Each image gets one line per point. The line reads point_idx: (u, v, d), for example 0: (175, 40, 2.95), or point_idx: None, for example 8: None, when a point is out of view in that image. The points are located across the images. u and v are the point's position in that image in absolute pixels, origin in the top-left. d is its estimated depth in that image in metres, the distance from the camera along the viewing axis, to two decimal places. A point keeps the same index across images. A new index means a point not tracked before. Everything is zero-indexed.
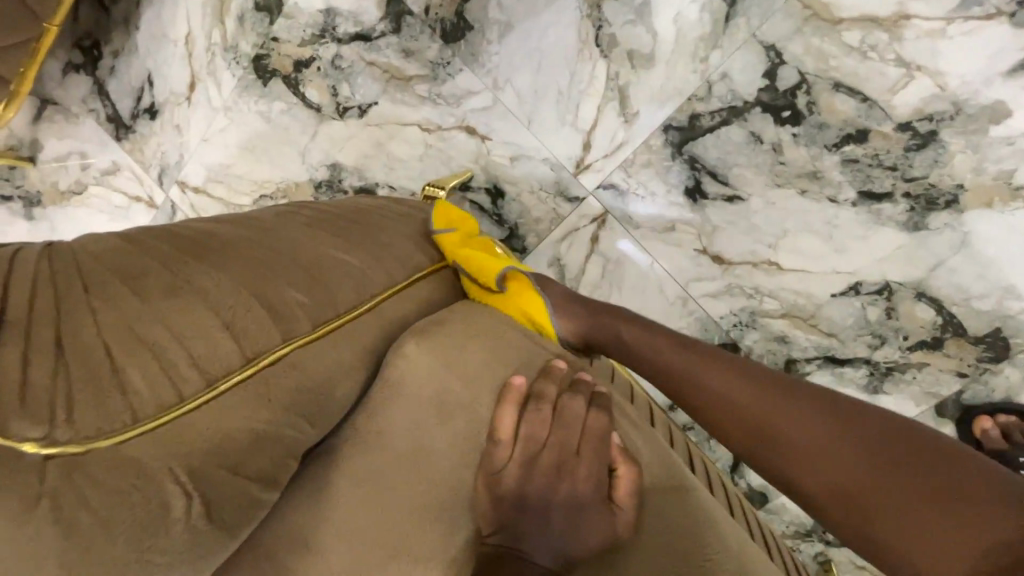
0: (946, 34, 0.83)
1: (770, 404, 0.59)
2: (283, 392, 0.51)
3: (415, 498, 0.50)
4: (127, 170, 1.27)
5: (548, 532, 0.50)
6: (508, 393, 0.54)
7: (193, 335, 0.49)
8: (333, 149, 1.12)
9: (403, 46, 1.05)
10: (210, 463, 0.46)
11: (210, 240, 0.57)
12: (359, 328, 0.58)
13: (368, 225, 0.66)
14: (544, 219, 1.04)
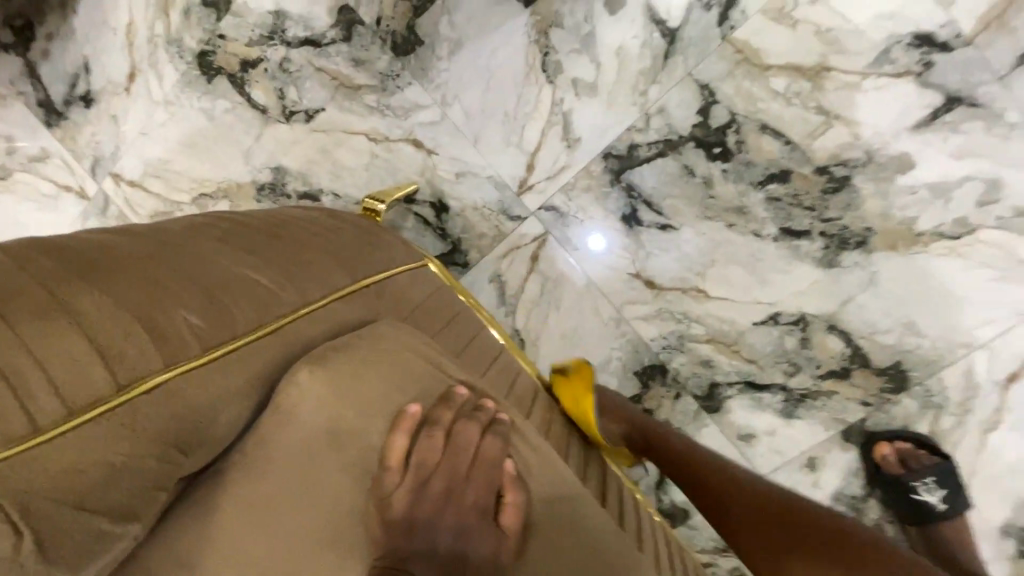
0: (861, 87, 0.90)
1: (771, 529, 0.74)
2: (154, 424, 0.46)
3: (297, 524, 0.49)
4: (57, 159, 1.22)
5: (434, 554, 0.50)
6: (402, 419, 0.53)
7: (56, 358, 0.43)
8: (278, 152, 1.11)
9: (353, 54, 1.05)
10: (56, 499, 0.41)
11: (89, 249, 0.52)
12: (257, 351, 0.54)
13: (280, 245, 0.63)
14: (486, 235, 1.06)
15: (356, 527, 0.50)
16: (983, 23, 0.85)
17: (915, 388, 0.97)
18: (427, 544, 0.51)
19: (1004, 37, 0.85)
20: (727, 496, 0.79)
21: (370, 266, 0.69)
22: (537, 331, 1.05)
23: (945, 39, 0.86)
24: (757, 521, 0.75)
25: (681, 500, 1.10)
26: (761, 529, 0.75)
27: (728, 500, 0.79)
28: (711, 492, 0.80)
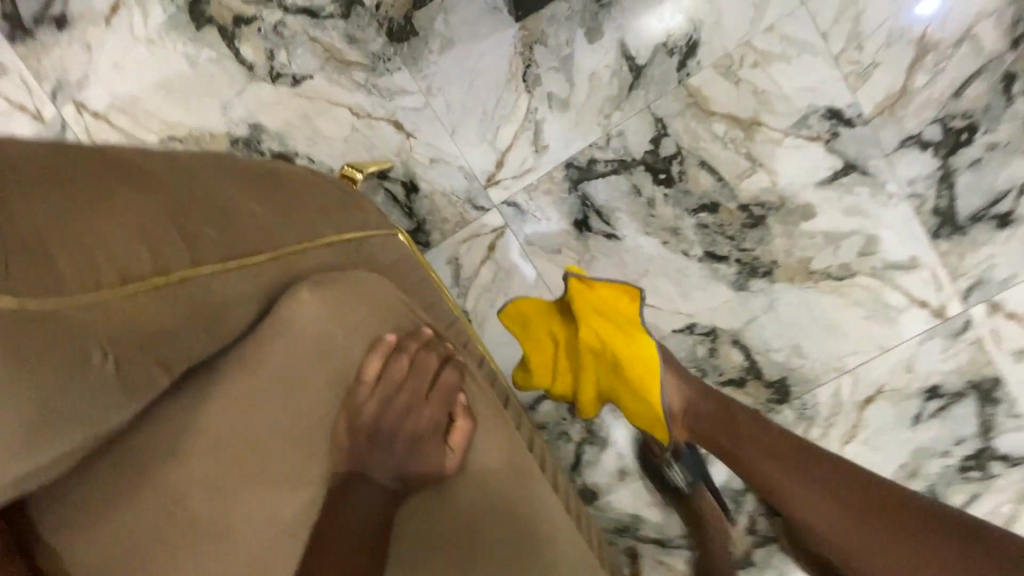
0: (782, 143, 1.07)
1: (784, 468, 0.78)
2: (190, 300, 0.53)
3: (278, 424, 0.56)
4: (14, 76, 1.18)
5: (392, 452, 0.61)
6: (377, 344, 0.61)
7: (111, 231, 0.48)
8: (258, 109, 1.14)
9: (349, 32, 1.11)
10: (125, 339, 0.48)
11: (121, 157, 0.56)
12: (265, 268, 0.60)
13: (280, 193, 0.69)
14: (451, 219, 1.14)
15: (326, 430, 0.58)
16: (879, 109, 1.05)
17: (793, 401, 1.15)
18: (388, 442, 0.61)
19: (892, 123, 1.05)
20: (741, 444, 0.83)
21: (355, 222, 0.77)
22: (485, 313, 1.16)
23: (849, 116, 1.05)
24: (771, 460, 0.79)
25: (592, 482, 1.23)
26: (771, 467, 0.79)
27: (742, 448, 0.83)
28: (756, 451, 0.81)
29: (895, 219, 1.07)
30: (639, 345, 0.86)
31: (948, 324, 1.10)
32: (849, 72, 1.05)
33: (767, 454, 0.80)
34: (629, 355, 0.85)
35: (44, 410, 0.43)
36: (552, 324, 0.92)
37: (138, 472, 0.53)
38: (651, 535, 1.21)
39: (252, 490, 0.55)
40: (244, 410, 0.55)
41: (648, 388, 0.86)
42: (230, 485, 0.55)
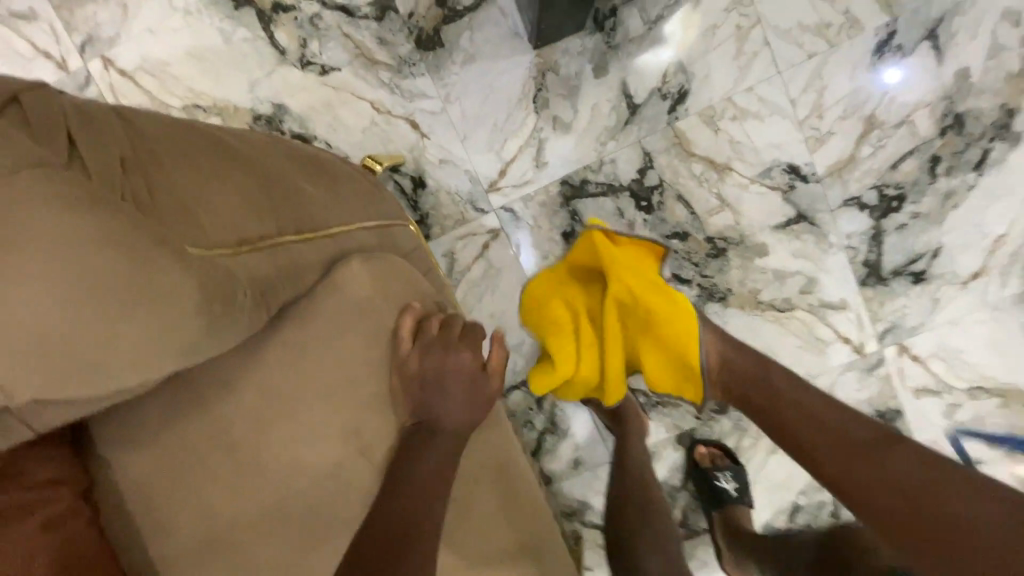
0: (748, 189, 1.24)
1: (833, 441, 0.80)
2: (283, 260, 0.67)
3: (322, 369, 0.70)
4: (45, 24, 1.22)
5: (416, 408, 0.72)
6: (408, 315, 0.73)
7: (227, 206, 0.64)
8: (284, 91, 1.22)
9: (380, 35, 1.20)
10: (250, 286, 0.63)
11: (228, 147, 0.72)
12: (330, 241, 0.73)
13: (337, 185, 0.81)
14: (452, 217, 1.26)
15: (359, 383, 0.71)
16: (831, 171, 1.22)
17: (731, 412, 1.32)
18: (413, 401, 0.72)
19: (840, 185, 1.23)
20: (788, 413, 0.88)
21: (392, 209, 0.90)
22: (472, 305, 1.28)
23: (806, 173, 1.23)
24: (819, 433, 0.82)
25: (548, 469, 1.36)
26: (819, 438, 0.82)
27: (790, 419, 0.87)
28: (803, 423, 0.85)
29: (831, 266, 1.26)
30: (661, 296, 0.95)
31: (866, 359, 1.29)
32: (810, 136, 1.21)
33: (814, 427, 0.83)
34: (652, 302, 0.94)
35: (211, 330, 0.61)
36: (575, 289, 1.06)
37: (212, 391, 0.70)
38: (596, 522, 1.35)
39: (296, 420, 0.70)
40: (299, 355, 0.70)
41: (673, 335, 0.94)
42: (281, 412, 0.70)
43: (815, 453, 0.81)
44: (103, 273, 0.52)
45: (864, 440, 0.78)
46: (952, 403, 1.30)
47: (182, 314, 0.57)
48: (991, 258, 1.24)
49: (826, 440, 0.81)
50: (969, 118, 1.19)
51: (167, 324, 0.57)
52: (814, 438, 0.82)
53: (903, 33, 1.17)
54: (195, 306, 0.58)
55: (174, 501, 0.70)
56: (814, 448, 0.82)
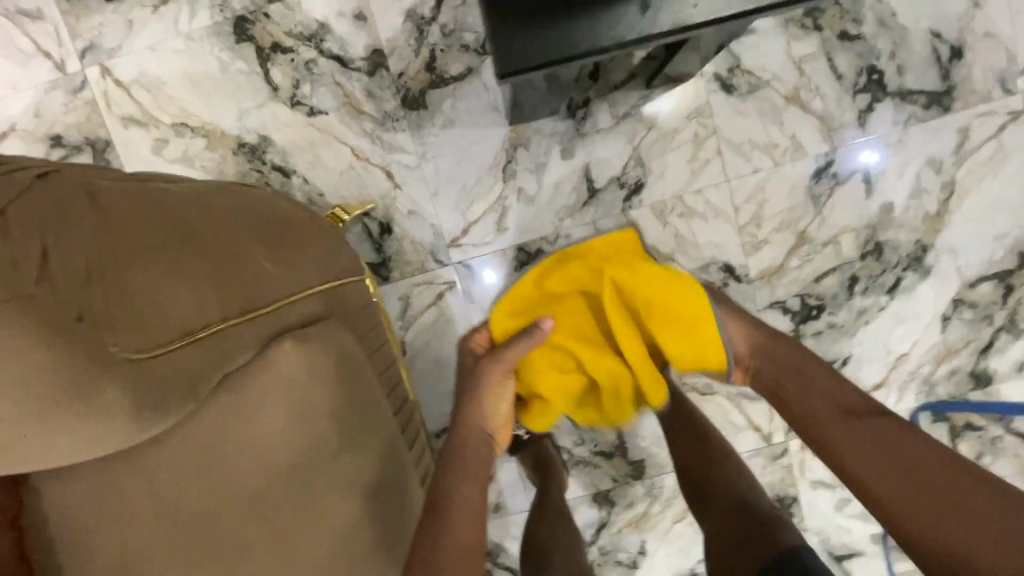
0: None
1: (835, 412, 0.84)
2: (218, 346, 0.74)
3: (246, 434, 0.77)
4: (50, 25, 1.28)
5: (323, 480, 0.79)
6: (332, 393, 0.79)
7: (172, 297, 0.71)
8: (271, 125, 1.30)
9: (370, 88, 1.28)
10: (181, 384, 0.71)
11: (190, 217, 0.77)
12: (274, 318, 0.79)
13: (296, 258, 0.86)
14: (412, 263, 1.35)
15: (276, 450, 0.78)
16: (762, 275, 1.34)
17: (645, 478, 1.43)
18: (322, 473, 0.79)
19: (768, 288, 1.35)
20: (789, 386, 0.91)
21: (346, 266, 0.98)
22: (419, 347, 1.37)
23: (740, 274, 1.34)
24: (821, 405, 0.87)
25: None
26: (821, 407, 0.86)
27: (790, 389, 0.91)
28: (799, 389, 0.90)
29: None
30: (645, 277, 1.04)
31: (771, 447, 1.41)
32: (747, 241, 1.33)
33: (813, 395, 0.88)
34: (633, 289, 1.04)
35: (141, 427, 0.70)
36: (566, 302, 1.11)
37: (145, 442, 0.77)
38: (507, 563, 1.44)
39: (218, 476, 0.77)
40: (228, 417, 0.77)
41: (678, 309, 1.03)
42: (206, 466, 0.77)
43: (813, 421, 0.86)
44: (58, 389, 0.63)
45: (867, 415, 0.82)
46: (843, 496, 1.43)
47: (114, 421, 0.68)
48: (892, 373, 1.37)
49: (823, 409, 0.86)
50: (887, 246, 1.33)
51: (103, 428, 0.68)
52: (812, 406, 0.87)
53: (839, 163, 1.29)
54: (128, 415, 0.68)
55: (98, 532, 0.78)
56: (812, 417, 0.86)
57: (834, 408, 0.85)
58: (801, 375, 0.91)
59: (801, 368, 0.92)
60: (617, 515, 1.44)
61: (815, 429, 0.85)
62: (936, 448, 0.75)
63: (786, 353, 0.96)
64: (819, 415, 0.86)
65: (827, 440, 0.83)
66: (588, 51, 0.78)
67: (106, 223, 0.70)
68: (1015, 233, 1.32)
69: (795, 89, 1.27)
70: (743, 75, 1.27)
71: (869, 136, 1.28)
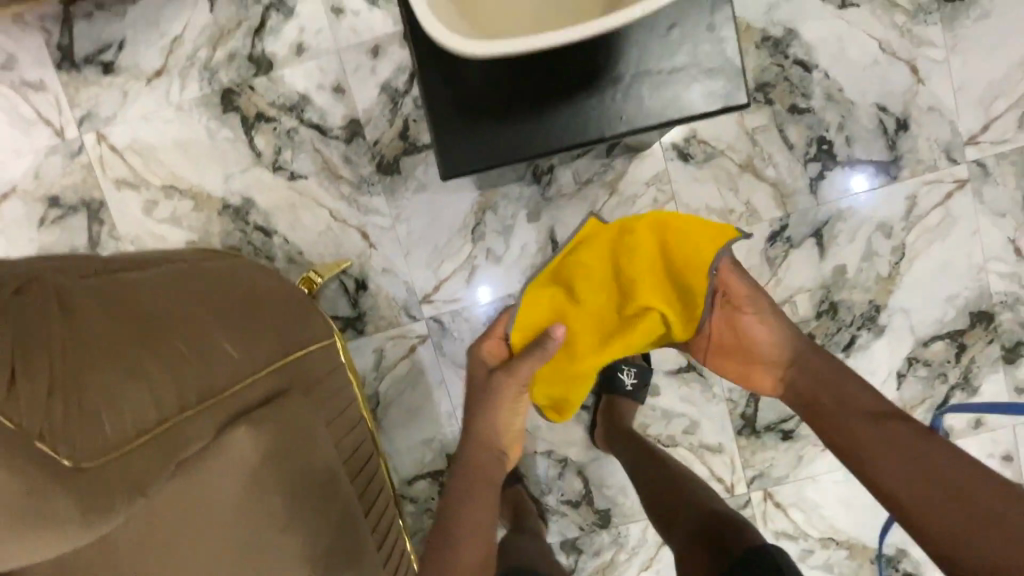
0: None
1: (863, 426, 0.93)
2: (169, 445, 0.74)
3: (196, 511, 0.81)
4: (51, 95, 1.37)
5: (271, 552, 0.84)
6: (280, 473, 0.83)
7: (128, 398, 0.71)
8: (254, 188, 1.38)
9: (347, 155, 1.37)
10: (132, 483, 0.70)
11: (148, 312, 0.79)
12: (227, 405, 0.81)
13: (253, 339, 0.90)
14: (386, 318, 1.41)
15: (224, 527, 0.82)
16: None
17: (612, 527, 1.47)
18: (270, 547, 0.84)
19: None
20: (818, 395, 0.99)
21: (305, 338, 1.03)
22: (392, 398, 1.43)
23: None
24: (848, 414, 0.95)
25: None
26: (849, 419, 0.94)
27: (819, 398, 0.99)
28: (828, 401, 0.98)
29: (712, 413, 1.43)
30: (647, 242, 1.09)
31: (735, 499, 1.45)
32: None
33: (840, 404, 0.97)
34: (640, 246, 1.09)
35: (86, 529, 0.67)
36: (587, 274, 1.10)
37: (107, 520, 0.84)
38: None
39: (175, 545, 0.83)
40: (184, 496, 0.82)
41: (679, 260, 1.07)
42: (163, 539, 0.83)
43: (844, 431, 0.94)
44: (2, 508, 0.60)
45: (896, 426, 0.90)
46: (806, 547, 1.46)
47: (63, 531, 0.65)
48: None
49: (854, 419, 0.94)
50: (842, 306, 1.37)
51: (45, 539, 0.64)
52: (843, 415, 0.95)
53: (793, 227, 1.35)
54: (75, 522, 0.65)
55: None
56: (842, 428, 0.95)
57: (864, 418, 0.93)
58: (826, 384, 1.00)
59: (827, 377, 1.00)
60: (584, 563, 1.48)
61: (846, 441, 0.93)
62: (961, 458, 0.85)
63: (812, 359, 1.03)
64: (849, 425, 0.94)
65: (860, 451, 0.91)
66: (521, 156, 0.99)
67: (62, 328, 0.69)
68: (966, 294, 1.36)
69: (748, 158, 1.33)
70: (698, 145, 1.34)
71: (821, 202, 1.34)
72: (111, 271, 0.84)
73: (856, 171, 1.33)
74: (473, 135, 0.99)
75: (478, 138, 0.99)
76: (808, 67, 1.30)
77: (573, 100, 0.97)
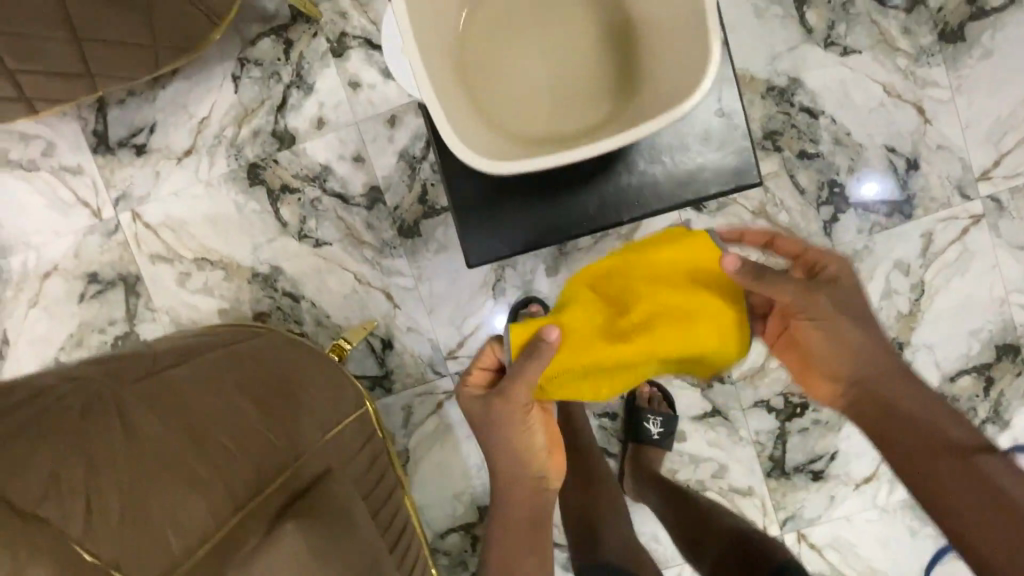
0: (671, 382, 1.42)
1: (934, 452, 0.84)
2: (225, 547, 0.73)
3: None
4: (88, 178, 1.44)
5: None
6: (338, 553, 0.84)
7: (183, 508, 0.72)
8: (282, 257, 1.44)
9: (369, 220, 1.41)
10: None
11: (195, 416, 0.82)
12: (270, 498, 0.83)
13: (291, 425, 0.94)
14: (412, 375, 1.45)
15: None
16: (744, 375, 1.41)
17: None
18: None
19: (751, 388, 1.41)
20: (879, 404, 0.90)
21: (336, 412, 1.06)
22: (421, 453, 1.46)
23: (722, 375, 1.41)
24: (912, 434, 0.87)
25: None
26: (918, 441, 0.86)
27: (883, 408, 0.90)
28: (893, 416, 0.89)
29: (740, 456, 1.43)
30: (678, 249, 0.95)
31: None
32: None
33: (903, 418, 0.88)
34: (672, 252, 0.95)
35: None
36: (594, 287, 0.99)
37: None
38: None
39: None
40: None
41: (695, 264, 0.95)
42: None
43: (906, 448, 0.87)
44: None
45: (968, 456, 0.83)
46: None
47: None
48: (881, 465, 1.41)
49: (920, 438, 0.86)
50: None
51: None
52: (907, 432, 0.87)
53: None
54: None
55: None
56: (904, 446, 0.87)
57: (931, 439, 0.85)
58: (889, 396, 0.90)
59: (892, 389, 0.90)
60: None
61: (907, 461, 0.86)
62: None
63: (875, 361, 0.91)
64: (913, 445, 0.86)
65: (921, 476, 0.85)
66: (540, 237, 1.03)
67: (121, 443, 0.72)
68: (989, 328, 1.36)
69: (761, 204, 1.36)
70: None
71: (837, 243, 1.36)
72: (149, 372, 0.87)
73: (869, 175, 1.34)
74: (484, 211, 1.03)
75: (489, 213, 1.03)
76: (815, 114, 1.33)
77: (589, 184, 1.01)
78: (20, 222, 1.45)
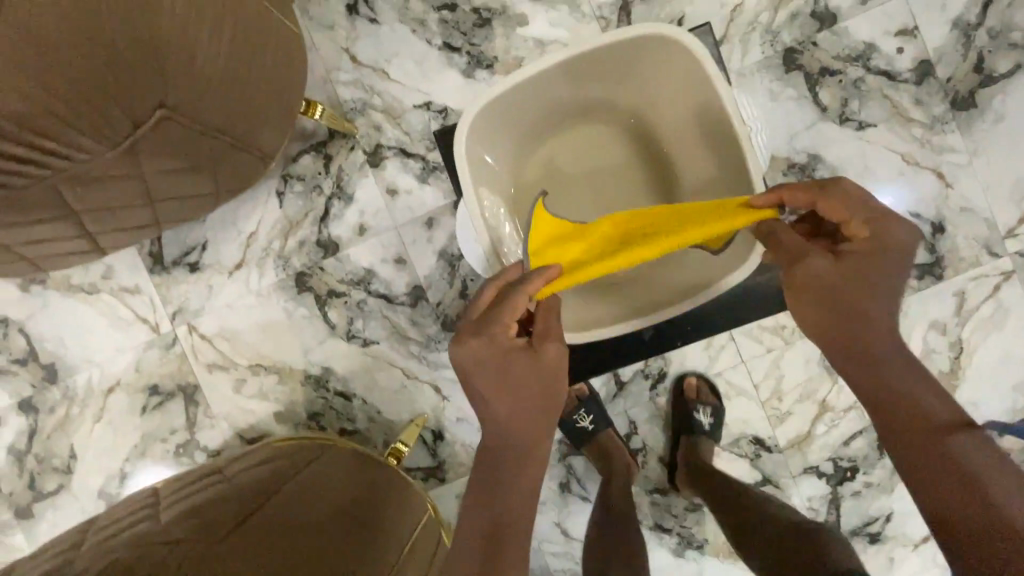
0: (720, 455, 1.44)
1: (915, 422, 0.78)
2: None
3: None
4: (146, 296, 1.52)
5: None
6: None
7: None
8: (332, 357, 1.49)
9: (413, 317, 1.47)
10: None
11: (286, 539, 0.86)
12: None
13: (363, 529, 0.98)
14: (464, 463, 1.49)
15: None
16: (791, 443, 1.42)
17: None
18: None
19: (799, 455, 1.43)
20: (866, 362, 0.84)
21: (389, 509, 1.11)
22: None
23: (769, 444, 1.43)
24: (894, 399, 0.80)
25: None
26: (900, 405, 0.80)
27: (866, 368, 0.84)
28: (870, 372, 0.83)
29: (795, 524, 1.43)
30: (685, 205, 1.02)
31: None
32: (772, 414, 1.42)
33: (886, 384, 0.81)
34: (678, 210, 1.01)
35: None
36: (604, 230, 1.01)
37: None
38: None
39: None
40: None
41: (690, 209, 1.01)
42: None
43: (888, 413, 0.81)
44: None
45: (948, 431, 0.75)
46: None
47: None
48: None
49: (903, 407, 0.79)
50: None
51: None
52: (888, 399, 0.81)
53: None
54: None
55: None
56: (885, 409, 0.81)
57: (912, 407, 0.79)
58: (875, 362, 0.83)
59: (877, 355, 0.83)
60: None
61: (888, 424, 0.80)
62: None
63: (859, 318, 0.85)
64: (890, 409, 0.80)
65: (903, 444, 0.78)
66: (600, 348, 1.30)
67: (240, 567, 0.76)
68: None
69: None
70: None
71: None
72: (241, 522, 0.90)
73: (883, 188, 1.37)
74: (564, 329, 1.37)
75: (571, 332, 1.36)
76: None
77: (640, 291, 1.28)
78: (83, 341, 1.53)
